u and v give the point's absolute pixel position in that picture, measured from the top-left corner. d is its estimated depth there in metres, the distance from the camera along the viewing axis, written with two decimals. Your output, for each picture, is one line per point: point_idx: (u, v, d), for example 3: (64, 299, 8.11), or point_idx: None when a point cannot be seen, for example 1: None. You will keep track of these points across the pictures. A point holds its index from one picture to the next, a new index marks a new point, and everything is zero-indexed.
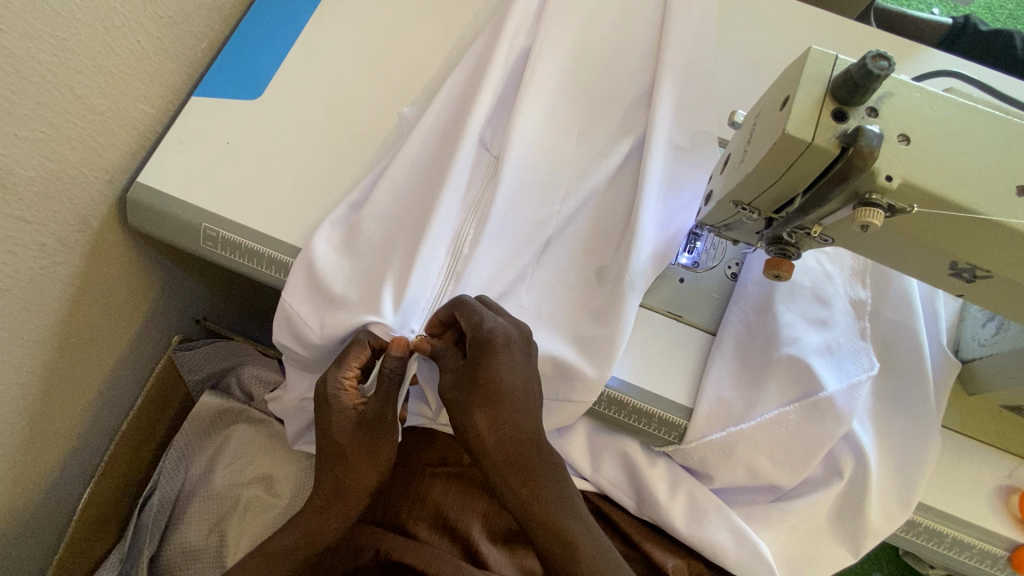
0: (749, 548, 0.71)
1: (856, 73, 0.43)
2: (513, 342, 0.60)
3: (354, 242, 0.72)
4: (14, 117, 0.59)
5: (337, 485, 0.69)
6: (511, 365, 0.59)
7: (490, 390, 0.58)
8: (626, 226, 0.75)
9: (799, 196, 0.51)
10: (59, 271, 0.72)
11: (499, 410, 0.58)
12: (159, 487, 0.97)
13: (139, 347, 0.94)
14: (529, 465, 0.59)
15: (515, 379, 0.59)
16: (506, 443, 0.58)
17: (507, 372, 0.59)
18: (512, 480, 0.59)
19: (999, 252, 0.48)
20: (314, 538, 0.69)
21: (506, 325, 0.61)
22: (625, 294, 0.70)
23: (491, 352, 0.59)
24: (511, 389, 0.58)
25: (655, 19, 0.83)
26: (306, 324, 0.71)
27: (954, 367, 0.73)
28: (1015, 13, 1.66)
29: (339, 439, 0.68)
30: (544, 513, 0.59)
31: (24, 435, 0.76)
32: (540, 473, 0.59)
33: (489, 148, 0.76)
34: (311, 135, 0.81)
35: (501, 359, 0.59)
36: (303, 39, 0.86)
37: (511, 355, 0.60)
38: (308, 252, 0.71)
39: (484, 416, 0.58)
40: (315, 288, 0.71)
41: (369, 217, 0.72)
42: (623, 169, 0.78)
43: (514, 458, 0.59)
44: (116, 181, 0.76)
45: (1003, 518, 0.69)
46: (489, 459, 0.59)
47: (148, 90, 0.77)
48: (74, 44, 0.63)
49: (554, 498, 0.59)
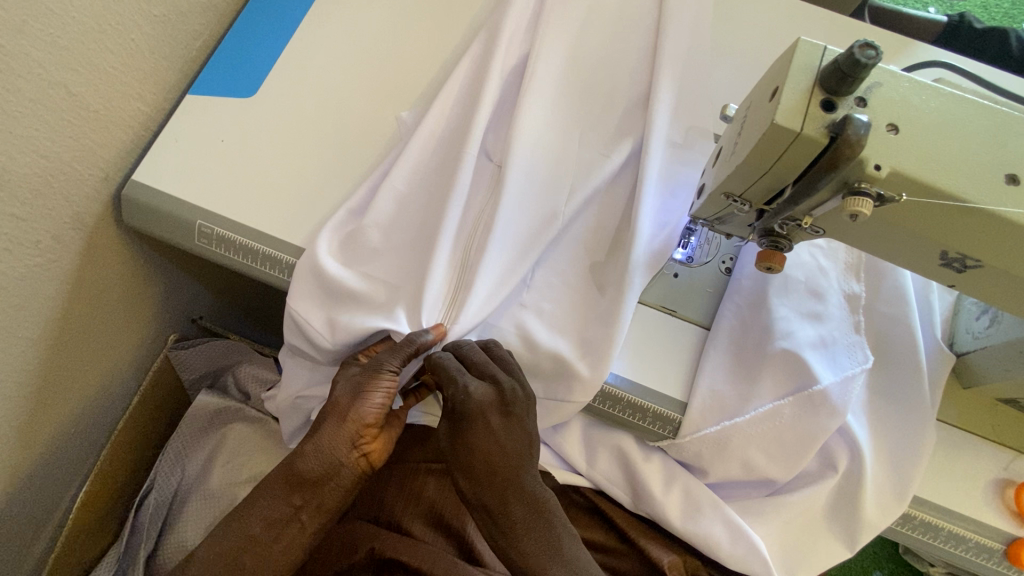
0: (745, 542, 0.71)
1: (842, 62, 0.43)
2: (486, 411, 0.63)
3: (357, 246, 0.73)
4: (10, 114, 0.59)
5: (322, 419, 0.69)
6: (486, 434, 0.62)
7: (470, 461, 0.62)
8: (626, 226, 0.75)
9: (789, 187, 0.51)
10: (54, 269, 0.72)
11: (480, 477, 0.62)
12: (156, 486, 0.97)
13: (134, 345, 0.94)
14: (512, 521, 0.61)
15: (492, 446, 0.62)
16: (487, 502, 0.62)
17: (484, 442, 0.62)
18: (495, 533, 0.62)
19: (989, 242, 0.48)
20: (297, 472, 0.67)
21: (485, 391, 0.63)
22: (625, 291, 0.70)
23: (467, 424, 0.62)
24: (487, 456, 0.62)
25: (648, 16, 0.84)
26: (312, 327, 0.71)
27: (948, 360, 0.73)
28: (1010, 11, 1.66)
29: (335, 383, 0.69)
30: (528, 562, 0.61)
31: (20, 434, 0.76)
32: (522, 525, 0.61)
33: (492, 158, 0.77)
34: (306, 132, 0.81)
35: (477, 430, 0.62)
36: (297, 37, 0.87)
37: (486, 422, 0.63)
38: (312, 256, 0.71)
39: (464, 481, 0.63)
40: (325, 294, 0.72)
41: (369, 219, 0.73)
42: (623, 167, 0.78)
43: (496, 517, 0.62)
44: (110, 180, 0.76)
45: (998, 511, 0.69)
46: (476, 513, 0.63)
47: (143, 88, 0.77)
48: (68, 42, 0.63)
49: (537, 545, 0.61)
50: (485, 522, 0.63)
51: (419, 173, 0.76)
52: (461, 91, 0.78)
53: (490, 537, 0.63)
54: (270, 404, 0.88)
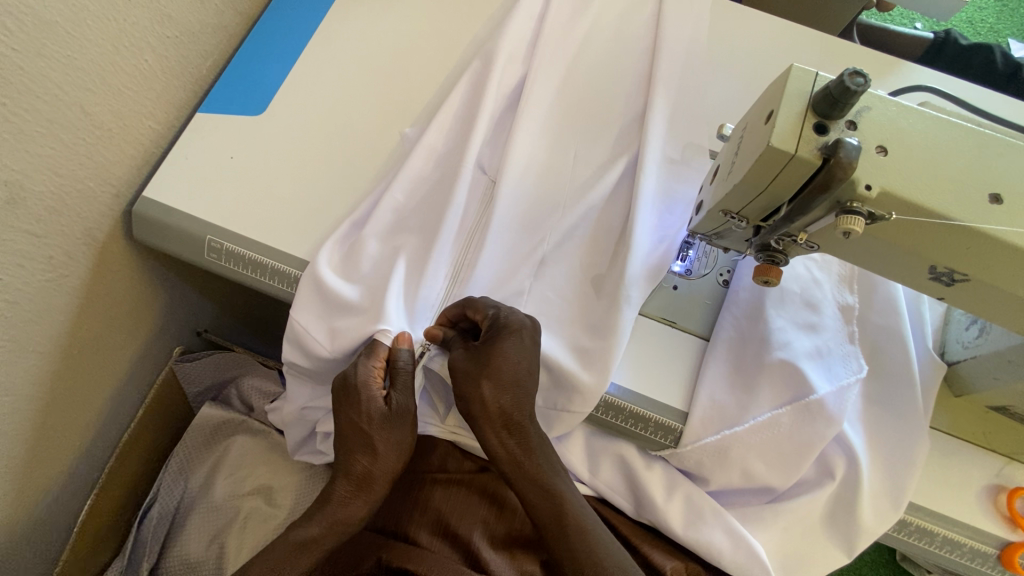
0: (745, 548, 0.72)
1: (834, 88, 0.46)
2: (524, 329, 0.65)
3: (357, 262, 0.74)
4: (28, 134, 0.61)
5: (366, 475, 0.68)
6: (519, 348, 0.64)
7: (497, 368, 0.63)
8: (622, 236, 0.76)
9: (785, 206, 0.54)
10: (65, 284, 0.73)
11: (504, 382, 0.64)
12: (159, 499, 0.97)
13: (140, 358, 0.95)
14: (522, 424, 0.65)
15: (521, 360, 0.64)
16: (506, 408, 0.64)
17: (515, 354, 0.64)
18: (510, 442, 0.65)
19: (974, 258, 0.50)
20: (343, 522, 0.68)
21: (521, 318, 0.66)
22: (620, 307, 0.72)
23: (502, 336, 0.64)
24: (513, 366, 0.64)
25: (646, 39, 0.87)
26: (313, 338, 0.72)
27: (939, 370, 0.75)
28: (996, 27, 1.72)
29: (368, 430, 0.67)
30: (536, 472, 0.65)
31: (27, 447, 0.76)
32: (534, 438, 0.66)
33: (487, 171, 0.79)
34: (313, 148, 0.83)
35: (511, 343, 0.64)
36: (304, 56, 0.89)
37: (521, 339, 0.65)
38: (313, 268, 0.73)
39: (489, 386, 0.63)
40: (326, 307, 0.73)
41: (371, 236, 0.75)
42: (619, 181, 0.80)
43: (511, 422, 0.65)
44: (122, 197, 0.77)
45: (991, 515, 0.71)
46: (488, 420, 0.64)
47: (155, 107, 0.79)
48: (84, 63, 0.65)
49: (544, 459, 0.66)
50: (501, 431, 0.64)
51: (423, 188, 0.78)
52: (464, 109, 0.80)
53: (503, 447, 0.65)
54: (275, 415, 0.89)
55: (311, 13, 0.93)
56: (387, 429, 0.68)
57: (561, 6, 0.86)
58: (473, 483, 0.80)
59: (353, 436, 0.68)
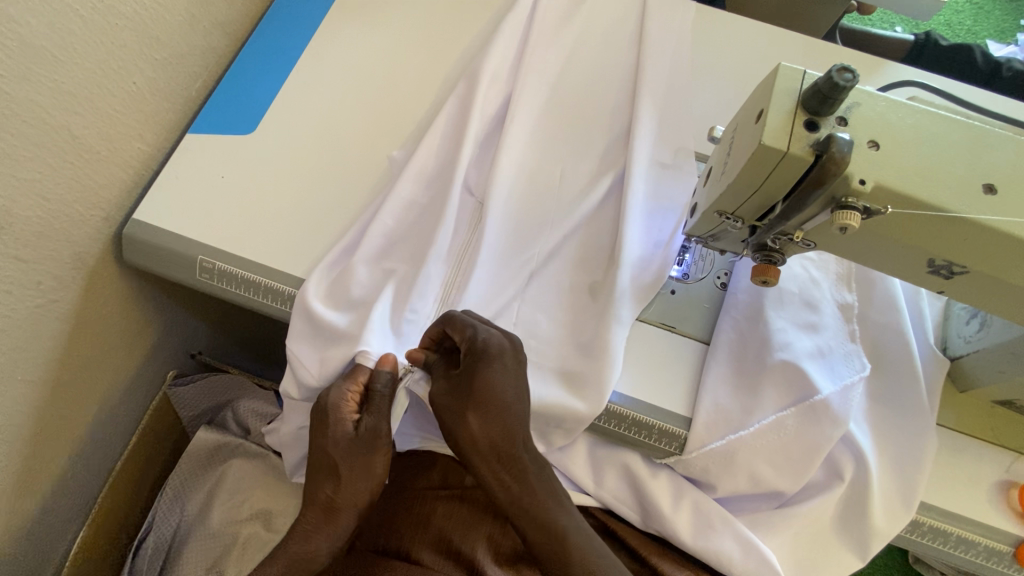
0: (756, 555, 0.71)
1: (822, 85, 0.46)
2: (505, 351, 0.64)
3: (345, 288, 0.73)
4: (14, 158, 0.60)
5: (331, 504, 0.66)
6: (503, 373, 0.63)
7: (482, 398, 0.62)
8: (610, 256, 0.76)
9: (780, 203, 0.54)
10: (54, 309, 0.72)
11: (489, 413, 0.62)
12: (154, 528, 0.94)
13: (133, 383, 0.93)
14: (516, 455, 0.63)
15: (506, 388, 0.62)
16: (496, 440, 0.62)
17: (499, 381, 0.62)
18: (503, 474, 0.63)
19: (972, 249, 0.50)
20: (308, 557, 0.65)
21: (500, 338, 0.65)
22: (610, 326, 0.71)
23: (483, 362, 0.62)
24: (499, 393, 0.62)
25: (632, 48, 0.88)
26: (305, 367, 0.72)
27: (943, 365, 0.75)
28: (973, 29, 1.75)
29: (334, 455, 0.66)
30: (535, 505, 0.63)
31: (16, 479, 0.74)
32: (528, 469, 0.64)
33: (474, 194, 0.79)
34: (304, 165, 0.83)
35: (494, 368, 0.63)
36: (294, 75, 0.89)
37: (503, 364, 0.63)
38: (302, 299, 0.72)
39: (474, 418, 0.62)
40: (317, 334, 0.72)
41: (360, 264, 0.74)
42: (605, 200, 0.80)
43: (503, 455, 0.63)
44: (112, 219, 0.77)
45: (1003, 512, 0.70)
46: (480, 456, 0.63)
47: (144, 129, 0.78)
48: (73, 86, 0.65)
49: (543, 489, 0.64)
50: (492, 463, 0.63)
51: (414, 202, 0.77)
52: (453, 122, 0.80)
53: (499, 482, 0.63)
54: (270, 437, 0.87)
55: (300, 32, 0.93)
56: (357, 452, 0.66)
57: (546, 19, 0.87)
58: (477, 498, 0.78)
59: (321, 463, 0.67)
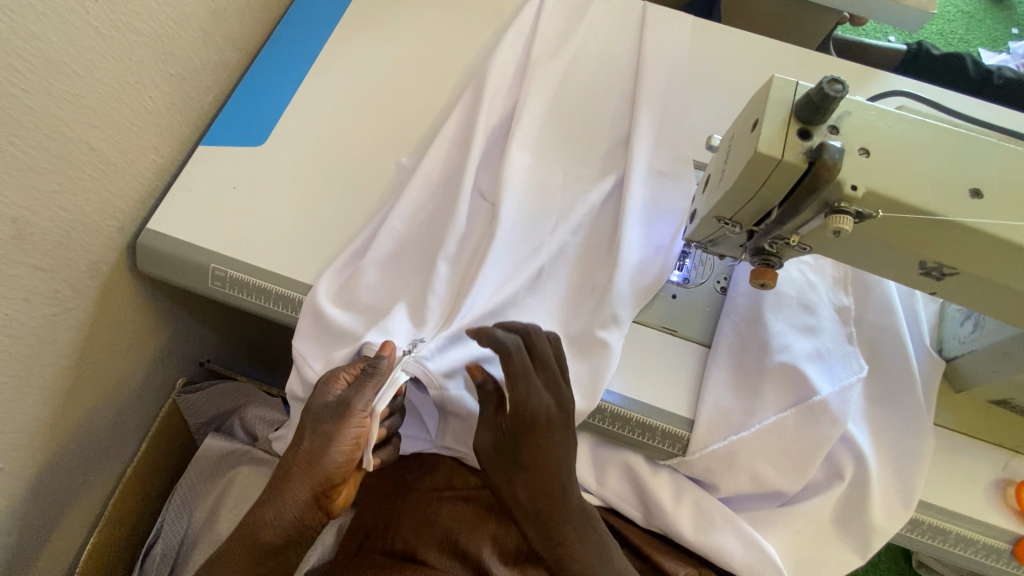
0: (758, 553, 0.72)
1: (814, 96, 0.48)
2: (552, 419, 0.63)
3: (354, 290, 0.75)
4: (36, 171, 0.63)
5: (288, 469, 0.65)
6: (554, 443, 0.63)
7: (530, 467, 0.63)
8: (611, 257, 0.78)
9: (775, 209, 0.56)
10: (70, 317, 0.74)
11: (536, 480, 0.63)
12: (162, 535, 0.95)
13: (143, 390, 0.95)
14: (564, 525, 0.63)
15: (556, 459, 0.63)
16: (543, 508, 0.63)
17: (547, 451, 0.63)
18: (550, 542, 0.64)
19: (961, 251, 0.52)
20: (260, 522, 0.65)
21: (548, 403, 0.63)
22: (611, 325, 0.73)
23: (532, 431, 0.63)
24: (547, 464, 0.63)
25: (632, 60, 0.91)
26: (310, 364, 0.73)
27: (939, 366, 0.76)
28: (965, 38, 1.79)
29: (305, 421, 0.66)
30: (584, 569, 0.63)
31: (30, 484, 0.76)
32: (574, 535, 0.64)
33: (485, 197, 0.80)
34: (313, 175, 0.85)
35: (544, 437, 0.63)
36: (303, 88, 0.92)
37: (550, 432, 0.63)
38: (312, 298, 0.74)
39: (523, 487, 0.63)
40: (325, 333, 0.74)
41: (368, 266, 0.76)
42: (606, 203, 0.82)
43: (551, 525, 0.63)
44: (126, 229, 0.79)
45: (1001, 510, 0.71)
46: (528, 522, 0.64)
47: (158, 142, 0.81)
48: (91, 101, 0.67)
49: (591, 548, 0.64)
50: (537, 527, 0.64)
51: (420, 210, 0.79)
52: (458, 133, 0.83)
53: (547, 546, 0.64)
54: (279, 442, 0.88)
55: (309, 46, 0.96)
56: (322, 422, 0.65)
57: (548, 32, 0.89)
58: (482, 499, 0.79)
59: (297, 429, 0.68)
